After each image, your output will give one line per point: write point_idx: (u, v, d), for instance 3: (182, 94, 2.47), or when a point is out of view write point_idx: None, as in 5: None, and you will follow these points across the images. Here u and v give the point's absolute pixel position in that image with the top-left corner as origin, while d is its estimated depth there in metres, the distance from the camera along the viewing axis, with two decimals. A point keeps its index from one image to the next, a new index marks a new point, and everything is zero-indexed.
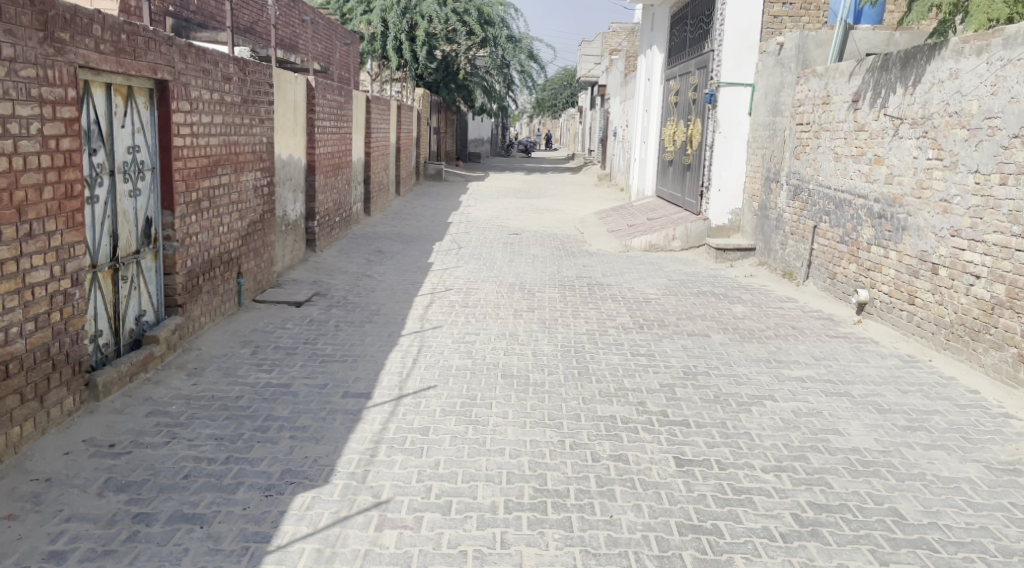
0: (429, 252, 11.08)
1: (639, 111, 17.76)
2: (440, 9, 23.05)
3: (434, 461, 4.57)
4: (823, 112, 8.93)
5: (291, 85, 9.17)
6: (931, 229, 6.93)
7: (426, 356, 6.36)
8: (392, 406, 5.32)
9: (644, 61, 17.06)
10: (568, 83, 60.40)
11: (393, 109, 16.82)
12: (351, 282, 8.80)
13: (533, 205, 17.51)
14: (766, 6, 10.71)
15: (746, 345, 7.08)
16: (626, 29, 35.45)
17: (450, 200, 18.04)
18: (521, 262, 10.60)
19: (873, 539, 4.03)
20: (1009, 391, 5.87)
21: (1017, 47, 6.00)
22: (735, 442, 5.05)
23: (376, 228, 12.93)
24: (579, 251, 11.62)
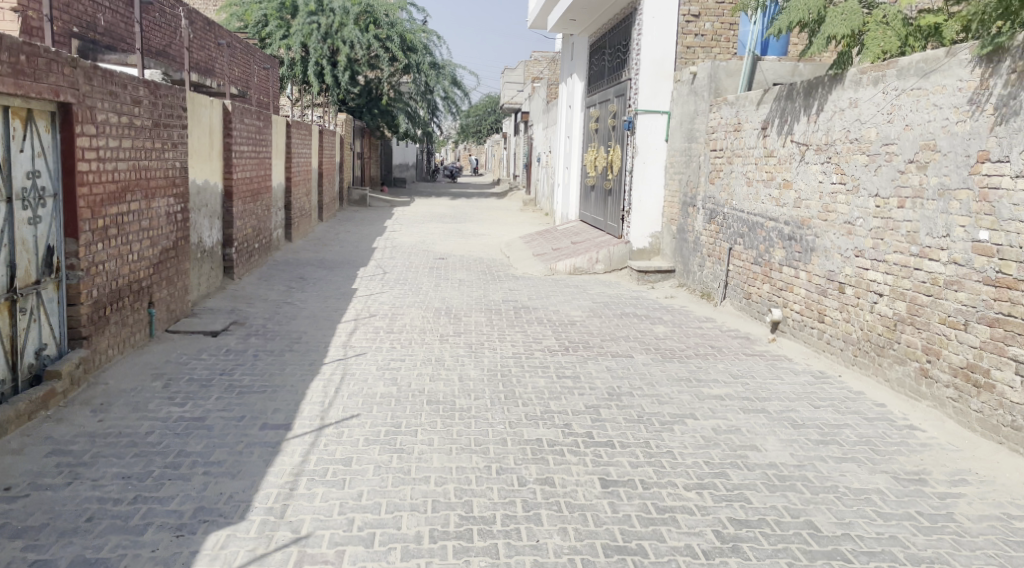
0: (353, 277, 11.02)
1: (561, 138, 18.00)
2: (362, 35, 22.97)
3: (357, 492, 4.54)
4: (735, 139, 9.27)
5: (207, 108, 9.03)
6: (837, 250, 7.24)
7: (350, 385, 6.31)
8: (313, 437, 5.26)
9: (565, 88, 17.44)
10: (491, 110, 61.43)
11: (315, 135, 16.73)
12: (269, 311, 8.66)
13: (458, 230, 17.55)
14: (680, 36, 11.05)
15: (667, 365, 7.26)
16: (547, 57, 35.98)
17: (374, 225, 17.95)
18: (447, 286, 10.61)
19: (791, 552, 4.17)
20: (912, 404, 6.16)
21: (909, 78, 6.35)
22: (659, 461, 5.16)
23: (297, 255, 12.75)
24: (505, 275, 11.70)
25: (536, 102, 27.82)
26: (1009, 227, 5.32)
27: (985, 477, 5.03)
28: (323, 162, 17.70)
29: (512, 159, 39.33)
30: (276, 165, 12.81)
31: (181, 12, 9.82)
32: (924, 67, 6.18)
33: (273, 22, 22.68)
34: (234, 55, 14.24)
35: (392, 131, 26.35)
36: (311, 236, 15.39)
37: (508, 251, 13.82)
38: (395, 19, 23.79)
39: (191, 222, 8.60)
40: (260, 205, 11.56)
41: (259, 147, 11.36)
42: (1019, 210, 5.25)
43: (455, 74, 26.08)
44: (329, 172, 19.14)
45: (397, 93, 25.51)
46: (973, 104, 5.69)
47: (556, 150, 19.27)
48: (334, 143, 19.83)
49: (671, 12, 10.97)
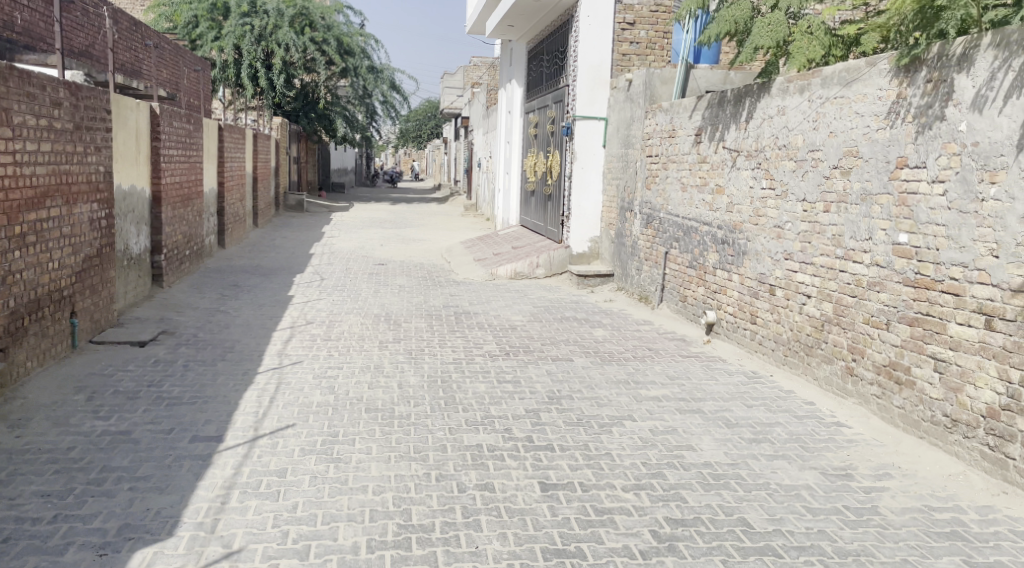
0: (290, 284, 10.91)
1: (501, 142, 18.08)
2: (298, 38, 22.86)
3: (291, 504, 4.52)
4: (670, 145, 9.46)
5: (133, 111, 8.86)
6: (768, 253, 7.45)
7: (285, 394, 6.25)
8: (246, 449, 5.21)
9: (504, 94, 17.55)
10: (431, 114, 61.33)
11: (249, 139, 16.51)
12: (201, 320, 8.52)
13: (399, 235, 17.50)
14: (615, 44, 11.23)
15: (606, 367, 7.37)
16: (487, 63, 36.11)
17: (312, 231, 17.77)
18: (386, 292, 10.58)
19: (725, 549, 4.29)
20: (839, 401, 6.38)
21: (833, 87, 6.57)
22: (598, 463, 5.25)
23: (231, 262, 12.56)
24: (445, 280, 11.72)
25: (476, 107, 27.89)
26: (927, 231, 5.54)
27: (906, 471, 5.23)
28: (258, 167, 17.46)
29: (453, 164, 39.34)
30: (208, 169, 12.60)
31: (104, 12, 9.58)
32: (846, 77, 6.41)
33: (204, 23, 22.21)
34: (162, 58, 13.98)
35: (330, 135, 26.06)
36: (245, 242, 15.16)
37: (449, 256, 13.83)
38: (333, 23, 24.04)
39: (116, 228, 8.42)
40: (191, 210, 11.35)
41: (190, 150, 11.18)
42: (935, 213, 5.48)
43: (394, 78, 25.95)
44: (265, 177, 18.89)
45: (335, 96, 25.33)
46: (893, 112, 5.91)
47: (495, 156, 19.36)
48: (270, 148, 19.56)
49: (607, 20, 11.16)
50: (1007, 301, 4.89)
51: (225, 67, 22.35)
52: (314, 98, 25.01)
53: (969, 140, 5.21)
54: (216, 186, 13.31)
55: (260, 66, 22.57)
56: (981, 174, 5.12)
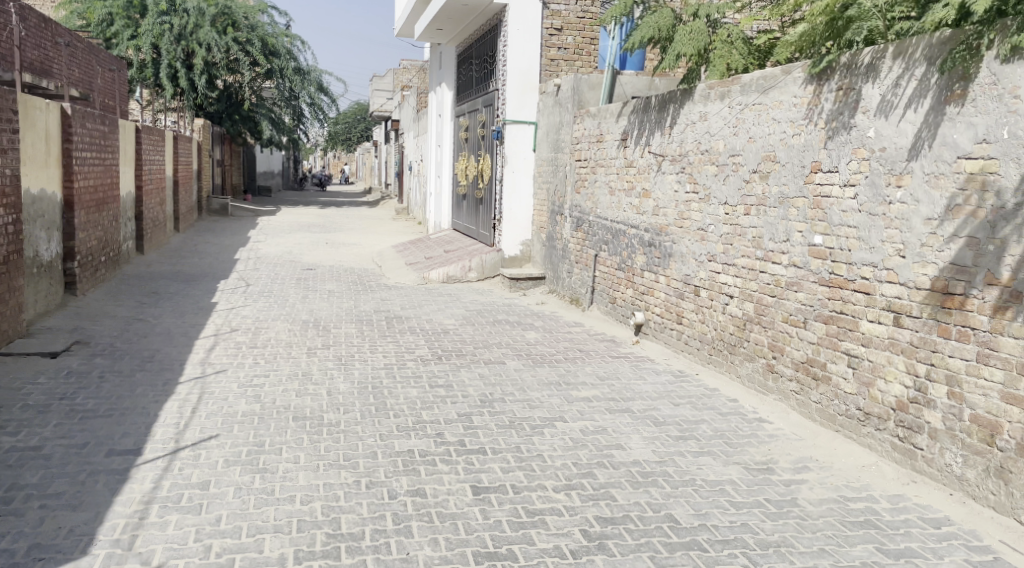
0: (213, 290, 10.73)
1: (431, 146, 18.08)
2: (220, 37, 22.47)
3: (215, 517, 4.47)
4: (597, 150, 9.62)
5: (42, 111, 8.63)
6: (692, 255, 7.65)
7: (208, 404, 6.17)
8: (167, 461, 5.13)
9: (434, 98, 17.58)
10: (360, 117, 60.84)
11: (168, 141, 16.13)
12: (119, 329, 8.32)
13: (328, 240, 17.33)
14: (543, 49, 11.36)
15: (538, 369, 7.47)
16: (416, 65, 36.03)
17: (238, 236, 17.47)
18: (315, 298, 10.49)
19: (652, 546, 4.39)
20: (761, 397, 6.61)
21: (752, 94, 6.80)
22: (529, 465, 5.32)
23: (151, 268, 12.27)
24: (376, 285, 11.67)
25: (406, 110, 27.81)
26: (840, 233, 5.78)
27: (824, 463, 5.44)
28: (179, 170, 17.07)
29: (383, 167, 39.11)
30: (124, 172, 12.26)
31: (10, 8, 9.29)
32: (764, 84, 6.63)
33: (119, 21, 21.67)
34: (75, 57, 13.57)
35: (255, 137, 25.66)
36: (165, 248, 14.80)
37: (380, 261, 13.77)
38: (256, 23, 23.75)
39: (24, 234, 8.16)
40: (106, 214, 11.05)
41: (104, 153, 10.89)
42: (847, 216, 5.71)
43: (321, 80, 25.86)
44: (186, 181, 18.48)
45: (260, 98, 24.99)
46: (807, 118, 6.14)
47: (426, 160, 19.35)
48: (191, 149, 19.16)
49: (535, 26, 11.28)
50: (914, 298, 5.14)
51: (142, 66, 21.84)
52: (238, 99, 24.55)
53: (878, 146, 5.45)
54: (134, 189, 12.97)
55: (181, 66, 22.10)
56: (888, 177, 5.36)
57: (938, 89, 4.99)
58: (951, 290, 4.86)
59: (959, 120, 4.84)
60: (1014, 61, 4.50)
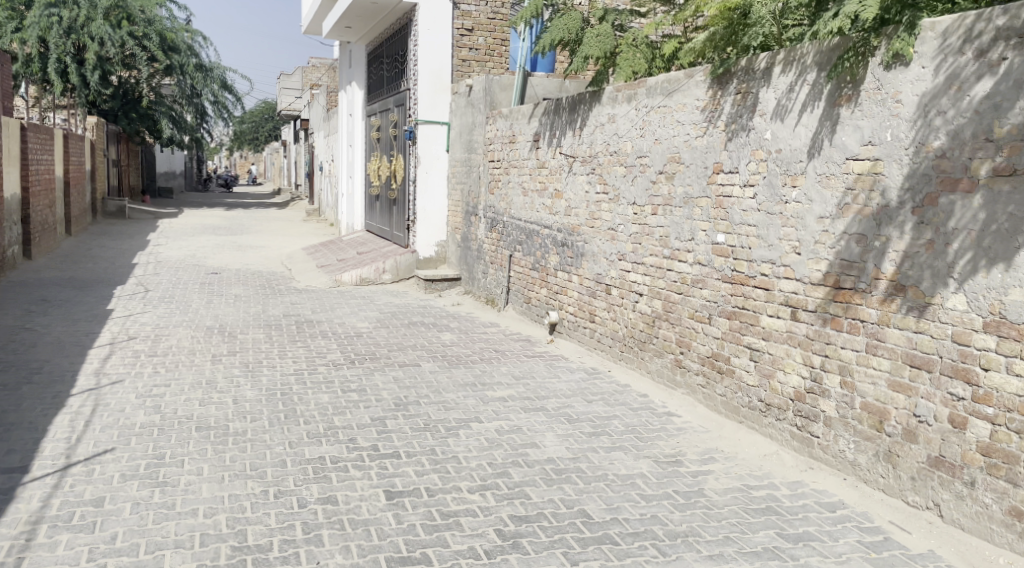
0: (110, 297, 10.36)
1: (343, 146, 17.88)
2: (113, 32, 21.64)
3: (111, 535, 4.32)
4: (510, 150, 9.69)
5: None
6: (603, 255, 7.80)
7: (104, 416, 5.97)
8: (58, 478, 4.94)
9: (344, 97, 17.42)
10: (269, 116, 59.65)
11: (59, 140, 15.50)
12: (5, 340, 7.96)
13: (235, 242, 16.94)
14: (455, 50, 11.38)
15: (454, 371, 7.48)
16: (326, 64, 35.58)
17: (137, 239, 16.91)
18: (220, 303, 10.25)
19: (565, 542, 4.43)
20: (670, 391, 6.80)
21: (657, 97, 6.97)
22: (444, 467, 5.34)
23: (42, 275, 11.77)
24: (286, 288, 11.48)
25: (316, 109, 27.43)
26: (741, 231, 5.98)
27: (729, 454, 5.63)
28: (71, 171, 16.42)
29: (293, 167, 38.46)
30: (9, 173, 11.73)
31: None
32: (668, 87, 6.81)
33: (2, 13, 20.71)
34: None
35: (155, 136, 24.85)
36: (55, 252, 14.18)
37: (290, 263, 13.55)
38: (155, 16, 22.92)
39: None
40: None
41: None
42: (747, 215, 5.92)
43: (224, 77, 26.04)
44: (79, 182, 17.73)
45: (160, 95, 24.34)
46: (709, 121, 6.34)
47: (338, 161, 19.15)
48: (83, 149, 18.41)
49: (446, 26, 11.28)
50: (809, 293, 5.36)
51: (28, 60, 20.89)
52: (134, 96, 23.75)
53: (774, 147, 5.67)
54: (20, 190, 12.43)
55: (71, 60, 21.18)
56: (784, 178, 5.58)
57: (828, 92, 5.22)
58: (842, 284, 5.10)
59: (848, 123, 5.07)
60: (896, 67, 4.75)
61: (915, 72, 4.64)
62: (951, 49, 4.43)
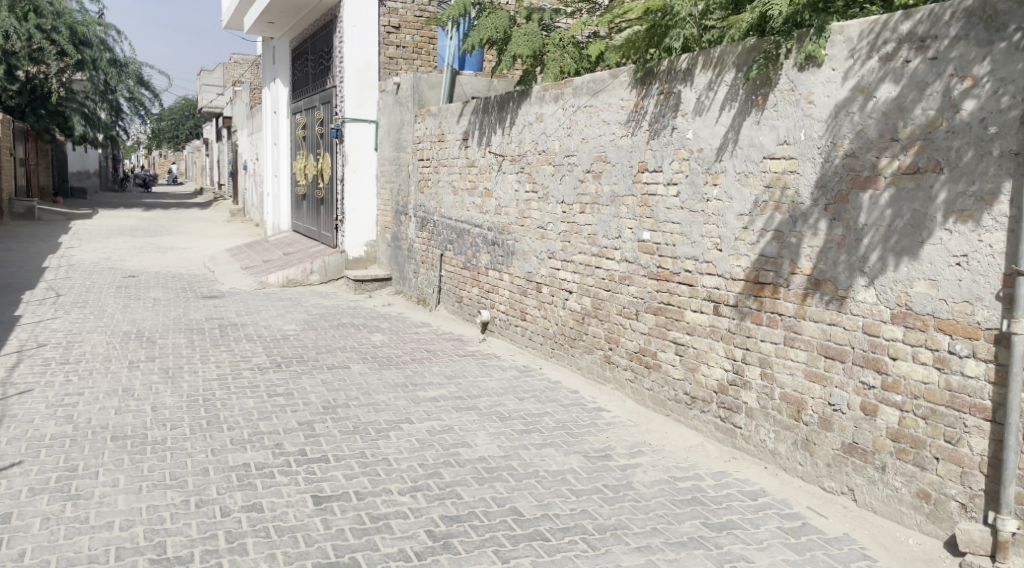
0: (21, 303, 9.96)
1: (268, 144, 17.55)
2: (21, 24, 20.87)
3: (18, 552, 4.15)
4: (439, 149, 9.66)
5: None
6: (533, 253, 7.83)
7: (12, 428, 5.75)
8: None
9: (268, 94, 17.10)
10: (192, 114, 58.21)
11: None
12: None
13: (154, 244, 16.48)
14: (381, 47, 11.29)
15: (384, 372, 7.41)
16: (249, 60, 34.86)
17: (49, 242, 16.31)
18: (139, 307, 9.96)
19: (496, 540, 4.42)
20: (600, 387, 6.87)
21: (583, 97, 7.02)
22: (374, 470, 5.29)
23: None
24: (208, 291, 11.23)
25: (239, 106, 26.87)
26: (665, 229, 6.08)
27: (656, 447, 5.72)
28: None
29: (216, 166, 37.60)
30: None
31: None
32: (594, 87, 6.87)
33: None
34: None
35: (64, 134, 23.82)
36: None
37: (212, 265, 13.26)
38: (64, 8, 22.23)
39: None
40: None
41: None
42: (671, 213, 6.02)
43: (139, 73, 25.82)
44: None
45: (69, 91, 23.47)
46: (633, 121, 6.42)
47: (263, 160, 18.74)
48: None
49: (372, 23, 11.19)
50: (730, 288, 5.48)
51: None
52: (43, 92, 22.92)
53: (696, 147, 5.77)
54: None
55: None
56: (705, 176, 5.69)
57: (744, 93, 5.35)
58: (761, 279, 5.22)
59: (764, 123, 5.19)
60: (808, 68, 4.89)
61: (826, 73, 4.78)
62: (859, 52, 4.58)
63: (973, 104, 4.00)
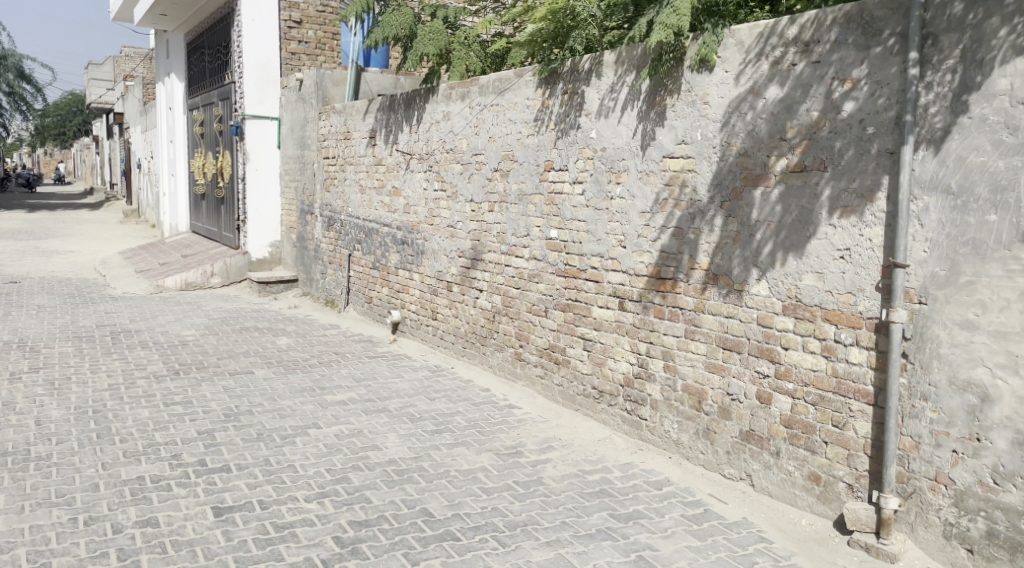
0: None
1: (162, 142, 17.01)
2: None
3: None
4: (345, 147, 9.56)
5: None
6: (443, 252, 7.85)
7: None
8: None
9: (162, 90, 16.57)
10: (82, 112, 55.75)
11: None
12: None
13: (39, 248, 15.74)
14: (283, 43, 11.12)
15: (289, 377, 7.29)
16: (140, 54, 33.63)
17: None
18: (22, 316, 9.50)
19: (406, 542, 4.42)
20: (511, 385, 6.95)
21: (489, 95, 7.08)
22: (279, 477, 5.22)
23: None
24: (99, 297, 10.81)
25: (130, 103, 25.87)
26: (572, 226, 6.19)
27: (566, 442, 5.82)
28: None
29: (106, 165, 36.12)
30: None
31: None
32: (500, 86, 6.93)
33: None
34: None
35: None
36: None
37: (103, 269, 12.77)
38: None
39: None
40: None
41: None
42: (577, 211, 6.13)
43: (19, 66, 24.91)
44: None
45: None
46: (539, 120, 6.50)
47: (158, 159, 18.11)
48: None
49: (272, 17, 11.01)
50: (634, 284, 5.63)
51: None
52: None
53: (599, 146, 5.89)
54: None
55: None
56: (609, 175, 5.82)
57: (646, 93, 5.49)
58: (663, 274, 5.38)
59: (663, 122, 5.35)
60: (703, 71, 5.06)
61: (720, 76, 4.96)
62: (750, 55, 4.76)
63: (853, 105, 4.22)
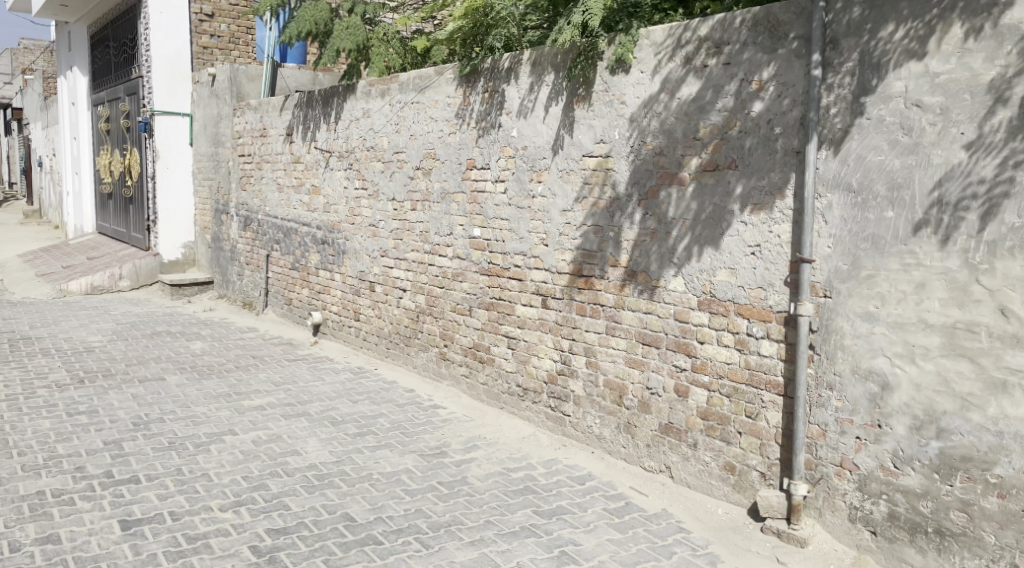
0: None
1: (65, 139, 16.38)
2: None
3: None
4: (262, 145, 9.40)
5: None
6: (365, 252, 7.78)
7: None
8: None
9: (64, 85, 15.95)
10: None
11: None
12: None
13: None
14: (194, 36, 10.88)
15: (204, 383, 7.12)
16: (41, 48, 32.27)
17: None
18: None
19: (326, 549, 4.39)
20: (436, 385, 6.95)
21: (409, 93, 7.06)
22: (192, 487, 5.11)
23: None
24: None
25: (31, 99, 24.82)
26: (495, 225, 6.22)
27: (490, 440, 5.86)
28: None
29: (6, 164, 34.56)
30: None
31: None
32: (420, 83, 6.92)
33: None
34: None
35: None
36: None
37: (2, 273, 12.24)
38: None
39: None
40: None
41: None
42: (500, 209, 6.16)
43: None
44: None
45: None
46: (460, 118, 6.51)
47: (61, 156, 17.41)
48: None
49: (181, 10, 10.77)
50: (556, 282, 5.70)
51: None
52: None
53: (521, 144, 5.94)
54: None
55: None
56: (530, 174, 5.87)
57: (565, 93, 5.55)
58: (584, 272, 5.46)
59: (582, 122, 5.43)
60: (620, 71, 5.16)
61: (636, 76, 5.06)
62: (665, 56, 4.87)
63: (761, 106, 4.36)
